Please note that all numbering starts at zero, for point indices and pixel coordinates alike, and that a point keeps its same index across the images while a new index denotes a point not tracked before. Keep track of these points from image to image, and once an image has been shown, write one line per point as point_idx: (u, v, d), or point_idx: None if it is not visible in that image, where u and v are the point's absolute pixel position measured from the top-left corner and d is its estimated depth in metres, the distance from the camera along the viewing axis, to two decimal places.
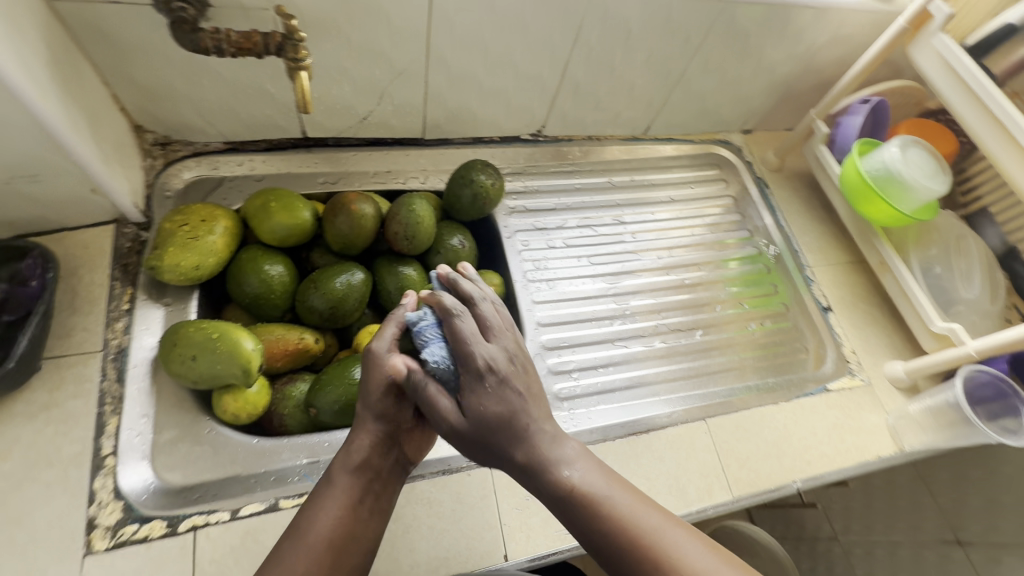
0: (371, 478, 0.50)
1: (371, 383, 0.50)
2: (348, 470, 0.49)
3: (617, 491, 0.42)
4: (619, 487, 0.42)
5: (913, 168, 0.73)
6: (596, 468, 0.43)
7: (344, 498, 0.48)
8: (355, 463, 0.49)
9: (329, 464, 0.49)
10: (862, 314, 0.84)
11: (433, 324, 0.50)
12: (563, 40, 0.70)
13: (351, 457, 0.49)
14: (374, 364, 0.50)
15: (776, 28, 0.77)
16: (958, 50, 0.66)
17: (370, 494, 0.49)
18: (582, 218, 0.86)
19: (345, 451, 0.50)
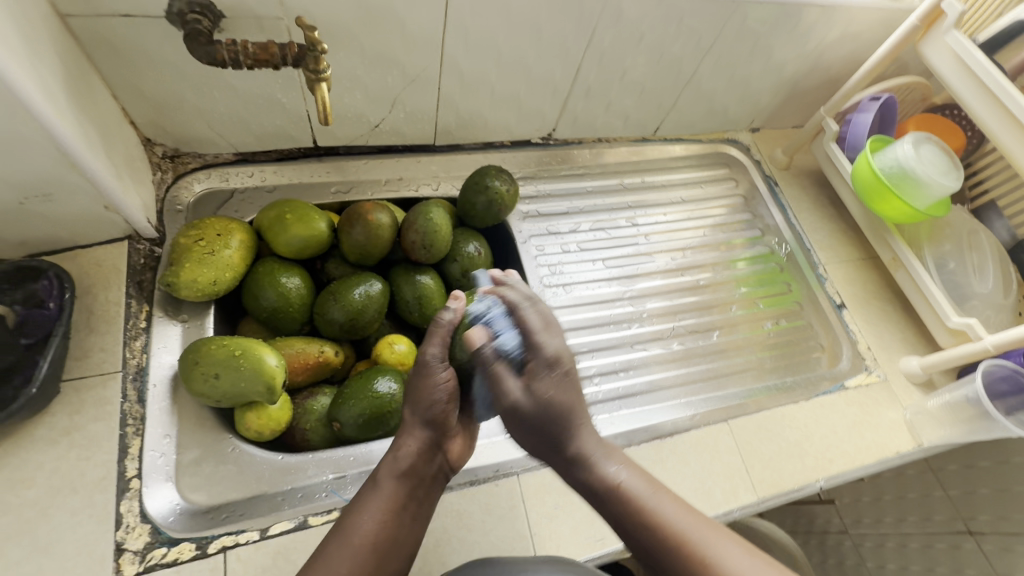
0: (415, 485, 0.51)
1: (421, 388, 0.52)
2: (394, 476, 0.50)
3: (643, 484, 0.47)
4: (645, 483, 0.47)
5: (926, 165, 0.73)
6: (624, 462, 0.48)
7: (389, 502, 0.49)
8: (402, 469, 0.50)
9: (377, 466, 0.50)
10: (877, 310, 0.84)
11: (501, 316, 0.53)
12: (577, 44, 0.70)
13: (397, 463, 0.50)
14: (423, 369, 0.52)
15: (787, 27, 0.77)
16: (971, 45, 0.66)
17: (413, 501, 0.50)
18: (595, 221, 0.85)
19: (391, 456, 0.51)
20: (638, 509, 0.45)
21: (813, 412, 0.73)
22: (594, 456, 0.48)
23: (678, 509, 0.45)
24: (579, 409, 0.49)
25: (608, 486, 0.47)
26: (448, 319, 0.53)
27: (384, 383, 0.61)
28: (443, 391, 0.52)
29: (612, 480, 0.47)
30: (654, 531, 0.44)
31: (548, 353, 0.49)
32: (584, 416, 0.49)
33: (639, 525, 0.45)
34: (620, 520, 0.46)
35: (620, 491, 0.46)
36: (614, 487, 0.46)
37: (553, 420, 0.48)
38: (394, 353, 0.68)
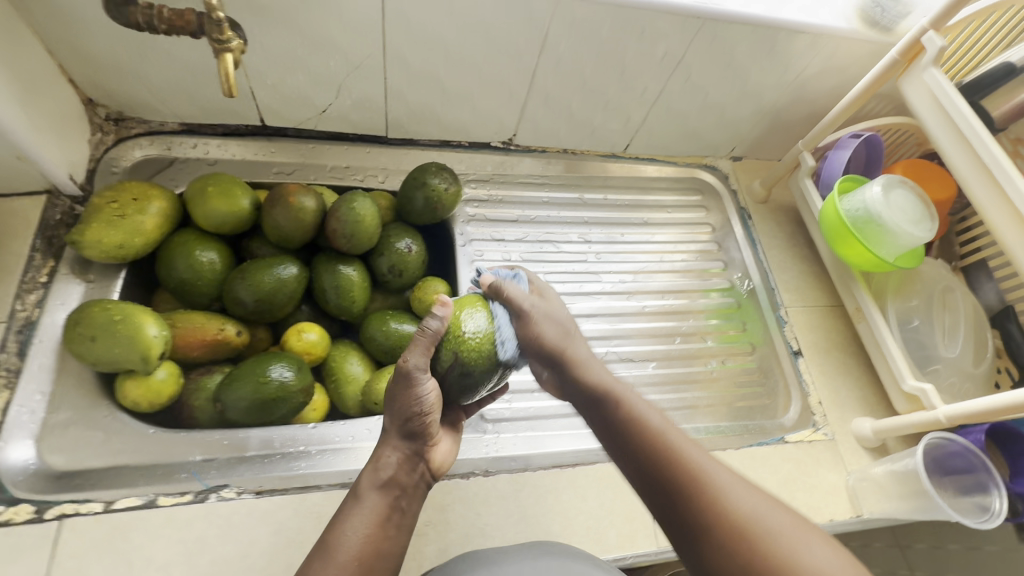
0: (399, 496, 0.47)
1: (399, 398, 0.46)
2: (376, 487, 0.46)
3: (648, 407, 0.48)
4: (652, 409, 0.48)
5: (896, 212, 0.67)
6: (635, 392, 0.49)
7: (374, 516, 0.45)
8: (383, 480, 0.46)
9: (356, 479, 0.46)
10: (834, 363, 0.78)
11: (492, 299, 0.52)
12: (529, 45, 0.68)
13: (378, 474, 0.46)
14: (408, 381, 0.45)
15: (761, 51, 0.73)
16: (952, 90, 0.60)
17: (398, 511, 0.46)
18: (545, 233, 0.82)
19: (371, 467, 0.47)
20: (641, 427, 0.46)
21: (740, 463, 0.68)
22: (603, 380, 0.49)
23: (684, 438, 0.45)
24: (574, 329, 0.53)
25: (615, 405, 0.48)
26: (435, 327, 0.45)
27: (278, 369, 0.58)
28: (424, 401, 0.46)
29: (614, 394, 0.48)
30: (652, 442, 0.45)
31: (544, 306, 0.52)
32: (583, 345, 0.52)
33: (642, 441, 0.45)
34: (622, 433, 0.46)
35: (628, 415, 0.47)
36: (618, 399, 0.48)
37: (555, 341, 0.51)
38: (302, 340, 0.66)
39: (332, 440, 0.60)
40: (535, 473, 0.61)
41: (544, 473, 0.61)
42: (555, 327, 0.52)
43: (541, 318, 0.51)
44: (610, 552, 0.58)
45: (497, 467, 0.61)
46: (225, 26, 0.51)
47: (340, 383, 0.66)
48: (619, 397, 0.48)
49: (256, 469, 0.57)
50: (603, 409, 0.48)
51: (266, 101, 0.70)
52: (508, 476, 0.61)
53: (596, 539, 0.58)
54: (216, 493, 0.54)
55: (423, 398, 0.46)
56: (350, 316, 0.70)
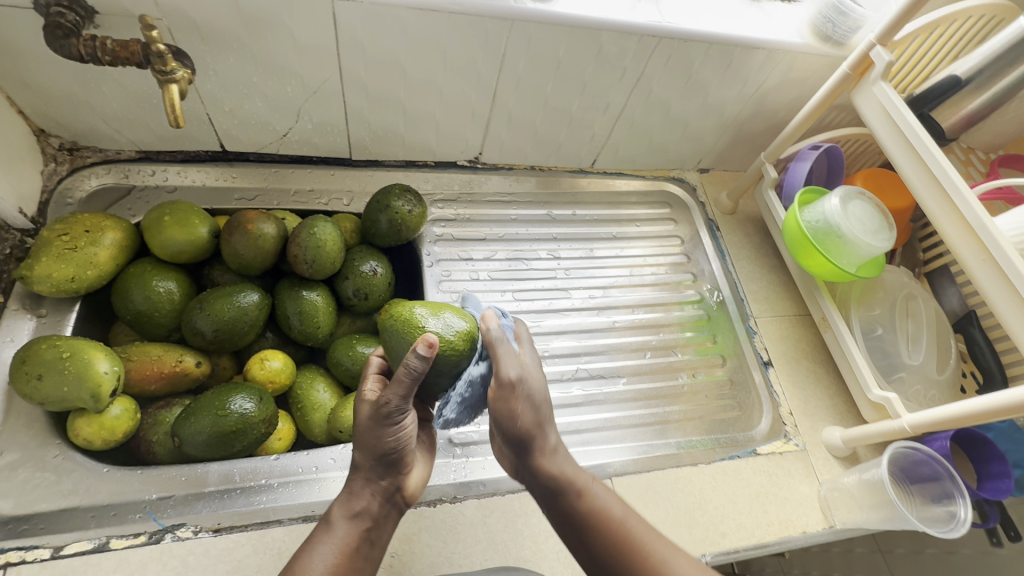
0: (369, 527, 0.45)
1: (369, 431, 0.45)
2: (349, 516, 0.44)
3: (613, 499, 0.46)
4: (613, 496, 0.46)
5: (854, 222, 0.67)
6: (592, 478, 0.47)
7: (345, 546, 0.43)
8: (356, 509, 0.45)
9: (330, 505, 0.45)
10: (803, 371, 0.79)
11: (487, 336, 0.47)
12: (487, 66, 0.68)
13: (351, 502, 0.45)
14: (375, 419, 0.44)
15: (720, 66, 0.74)
16: (901, 102, 0.61)
17: (368, 544, 0.45)
18: (512, 250, 0.82)
19: (345, 494, 0.46)
20: (601, 522, 0.44)
21: (712, 478, 0.67)
22: (568, 475, 0.45)
23: (646, 527, 0.44)
24: (547, 413, 0.47)
25: (577, 498, 0.45)
26: (416, 369, 0.41)
27: (239, 401, 0.56)
28: (400, 437, 0.46)
29: (576, 492, 0.45)
30: (610, 537, 0.43)
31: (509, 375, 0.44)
32: (552, 428, 0.48)
33: (604, 537, 0.43)
34: (580, 522, 0.44)
35: (591, 510, 0.44)
36: (584, 490, 0.45)
37: (528, 429, 0.45)
38: (265, 369, 0.64)
39: (294, 472, 0.59)
40: (504, 498, 0.61)
41: (513, 498, 0.61)
42: (533, 410, 0.46)
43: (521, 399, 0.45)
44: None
45: (466, 494, 0.60)
46: (169, 58, 0.52)
47: (306, 411, 0.65)
48: (586, 486, 0.45)
49: (214, 505, 0.56)
50: (561, 502, 0.45)
51: (224, 127, 0.69)
52: (476, 502, 0.60)
53: (566, 563, 0.58)
54: (172, 533, 0.53)
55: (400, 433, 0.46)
56: (315, 342, 0.69)
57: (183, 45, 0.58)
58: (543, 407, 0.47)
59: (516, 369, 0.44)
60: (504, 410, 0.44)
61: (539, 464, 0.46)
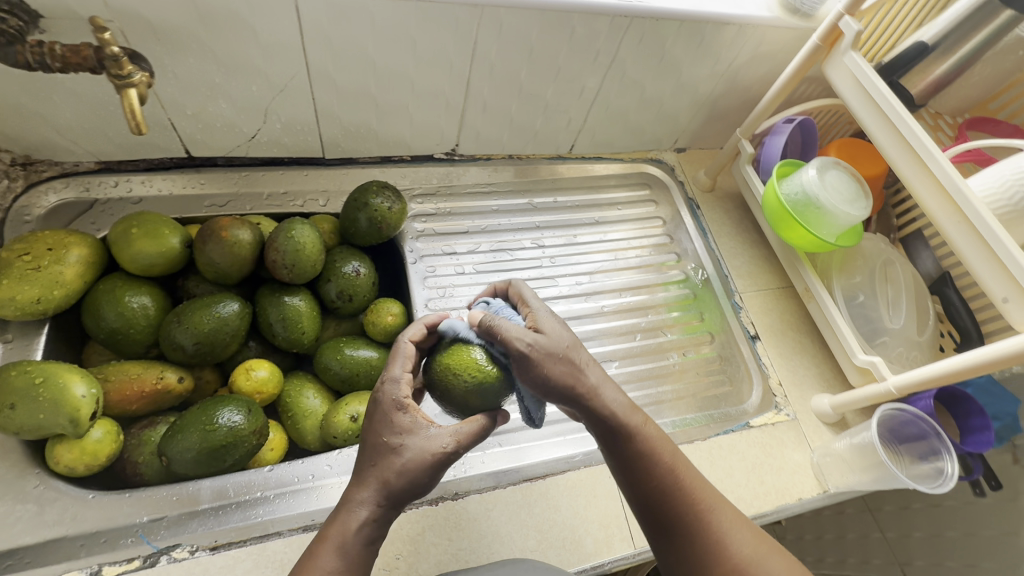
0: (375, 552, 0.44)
1: (416, 466, 0.43)
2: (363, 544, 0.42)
3: (660, 437, 0.48)
4: (662, 436, 0.48)
5: (831, 192, 0.68)
6: (642, 417, 0.48)
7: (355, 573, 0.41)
8: (369, 537, 0.42)
9: (334, 528, 0.41)
10: (790, 342, 0.80)
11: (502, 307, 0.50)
12: (458, 55, 0.67)
13: (366, 532, 0.42)
14: (429, 456, 0.43)
15: (693, 44, 0.73)
16: (871, 70, 0.61)
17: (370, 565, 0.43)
18: (496, 242, 0.81)
19: (357, 520, 0.42)
20: (657, 465, 0.46)
21: (709, 453, 0.68)
22: (623, 416, 0.46)
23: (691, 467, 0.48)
24: (580, 355, 0.46)
25: (632, 441, 0.46)
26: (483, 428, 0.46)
27: (227, 414, 0.55)
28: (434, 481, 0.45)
29: (632, 431, 0.46)
30: (664, 480, 0.46)
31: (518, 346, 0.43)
32: (593, 369, 0.47)
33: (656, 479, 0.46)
34: (634, 464, 0.46)
35: (646, 452, 0.46)
36: (636, 432, 0.46)
37: (566, 379, 0.44)
38: (251, 380, 0.63)
39: (291, 482, 0.58)
40: (505, 491, 0.60)
41: (515, 489, 0.61)
42: (562, 361, 0.45)
43: (545, 356, 0.44)
44: (587, 560, 0.58)
45: (466, 488, 0.60)
46: (124, 61, 0.49)
47: (297, 419, 0.64)
48: (639, 429, 0.46)
49: (210, 522, 0.54)
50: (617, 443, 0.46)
51: (188, 131, 0.66)
52: (478, 497, 0.60)
53: (573, 550, 0.58)
54: (168, 555, 0.52)
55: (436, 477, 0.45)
56: (301, 348, 0.68)
57: (138, 47, 0.56)
58: (572, 351, 0.46)
59: (527, 338, 0.44)
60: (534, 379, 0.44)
61: (592, 407, 0.45)
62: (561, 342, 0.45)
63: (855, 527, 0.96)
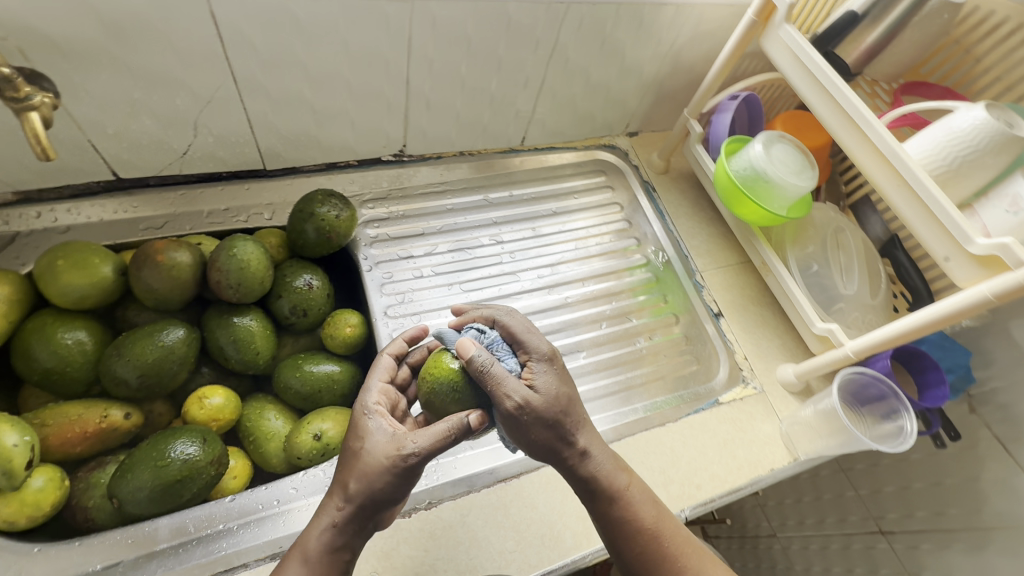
0: (347, 559, 0.45)
1: (375, 471, 0.44)
2: (324, 552, 0.44)
3: (646, 499, 0.49)
4: (648, 498, 0.49)
5: (777, 165, 0.69)
6: (631, 481, 0.49)
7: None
8: (331, 546, 0.44)
9: (298, 539, 0.44)
10: (752, 316, 0.81)
11: (498, 344, 0.48)
12: (394, 54, 0.64)
13: (330, 539, 0.44)
14: (386, 460, 0.44)
15: (632, 27, 0.73)
16: (805, 41, 0.62)
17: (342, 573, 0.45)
18: (454, 241, 0.80)
19: (318, 527, 0.44)
20: (640, 527, 0.48)
21: (681, 434, 0.69)
22: (610, 478, 0.48)
23: (674, 529, 0.49)
24: (572, 416, 0.46)
25: (615, 503, 0.48)
26: (460, 429, 0.45)
27: (180, 446, 0.52)
28: (399, 487, 0.45)
29: (616, 489, 0.48)
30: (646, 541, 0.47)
31: (510, 407, 0.43)
32: (583, 429, 0.48)
33: (638, 541, 0.47)
34: (619, 526, 0.47)
35: (629, 514, 0.47)
36: (622, 493, 0.48)
37: (553, 443, 0.45)
38: (205, 408, 0.60)
39: (254, 509, 0.56)
40: (480, 494, 0.59)
41: (489, 492, 0.60)
42: (546, 428, 0.45)
43: (536, 422, 0.44)
44: (568, 555, 0.57)
45: (440, 496, 0.59)
46: (21, 82, 0.46)
47: (259, 443, 0.61)
48: (622, 493, 0.48)
49: (170, 563, 0.52)
50: (600, 503, 0.48)
51: (112, 152, 0.63)
52: (452, 504, 0.58)
53: (552, 545, 0.58)
54: None
55: (398, 483, 0.44)
56: (257, 369, 0.65)
57: (42, 65, 0.52)
58: (564, 414, 0.46)
59: (519, 396, 0.43)
60: (521, 436, 0.45)
61: (577, 471, 0.47)
62: (554, 405, 0.45)
63: (831, 488, 0.99)
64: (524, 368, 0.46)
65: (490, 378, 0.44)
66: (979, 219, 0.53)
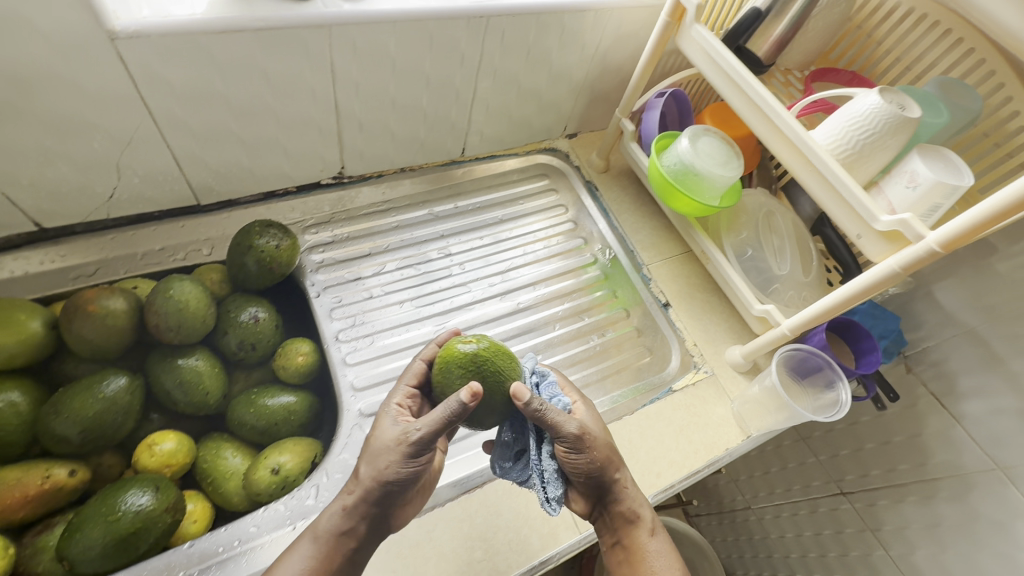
0: (352, 546, 0.50)
1: (381, 450, 0.49)
2: (333, 531, 0.50)
3: (668, 550, 0.55)
4: (672, 551, 0.55)
5: (704, 158, 0.72)
6: (661, 531, 0.56)
7: (323, 559, 0.49)
8: (341, 527, 0.50)
9: (320, 517, 0.51)
10: (699, 303, 0.84)
11: (548, 385, 0.57)
12: (319, 80, 0.64)
13: (340, 520, 0.50)
14: (392, 442, 0.49)
15: (554, 35, 0.75)
16: (714, 39, 0.65)
17: (346, 562, 0.50)
18: (402, 258, 0.80)
19: (335, 506, 0.51)
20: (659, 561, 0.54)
21: (639, 426, 0.71)
22: (643, 516, 0.56)
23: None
24: (616, 457, 0.55)
25: (643, 535, 0.55)
26: (456, 412, 0.45)
27: (132, 498, 0.51)
28: (409, 467, 0.49)
29: (646, 526, 0.55)
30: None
31: (571, 432, 0.50)
32: (625, 472, 0.57)
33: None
34: (641, 554, 0.54)
35: (653, 546, 0.54)
36: (650, 529, 0.55)
37: (603, 464, 0.53)
38: (156, 454, 0.58)
39: (214, 553, 0.56)
40: (444, 509, 0.60)
41: (453, 505, 0.60)
42: (601, 449, 0.53)
43: (592, 445, 0.52)
44: (535, 557, 0.59)
45: None
46: None
47: (218, 482, 0.60)
48: (652, 528, 0.56)
49: None
50: (629, 533, 0.55)
51: (31, 203, 0.60)
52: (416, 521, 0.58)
53: (520, 550, 0.59)
54: None
55: (404, 466, 0.49)
56: (208, 408, 0.64)
57: None
58: (611, 451, 0.55)
59: (577, 426, 0.51)
60: (572, 458, 0.52)
61: (616, 496, 0.55)
62: (604, 435, 0.55)
63: (794, 456, 1.04)
64: (574, 408, 0.56)
65: (550, 414, 0.49)
66: (882, 196, 0.57)
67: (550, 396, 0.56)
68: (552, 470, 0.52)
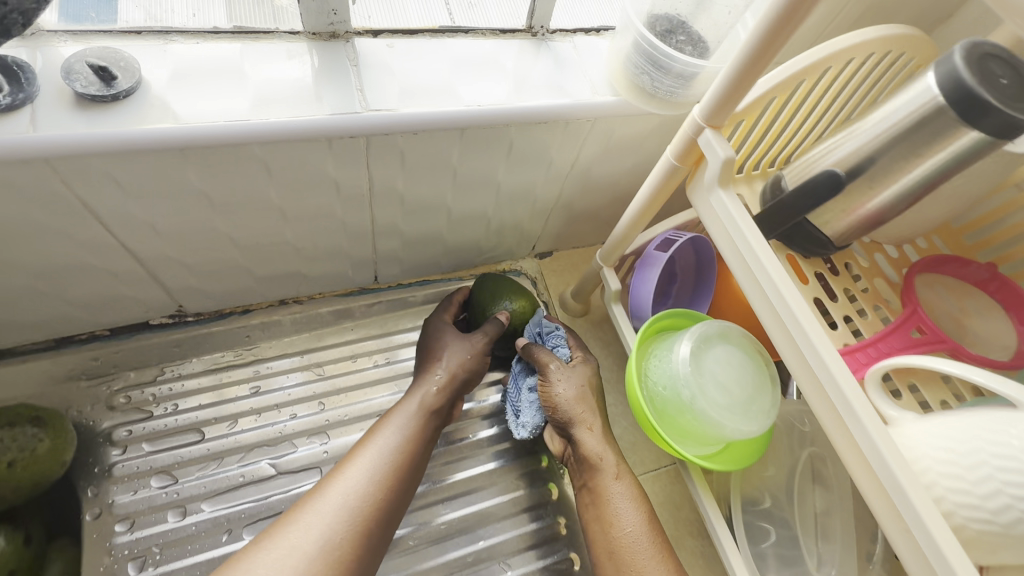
0: (433, 428, 0.48)
1: (463, 341, 0.52)
2: (419, 411, 0.47)
3: (637, 499, 0.46)
4: (636, 504, 0.46)
5: (713, 391, 0.43)
6: (632, 483, 0.48)
7: (413, 434, 0.46)
8: (429, 405, 0.48)
9: (405, 398, 0.49)
10: (684, 558, 0.55)
11: (557, 334, 0.54)
12: (73, 222, 0.39)
13: (425, 400, 0.48)
14: (471, 339, 0.52)
15: (499, 152, 0.47)
16: (750, 232, 0.36)
17: (428, 441, 0.47)
18: (248, 449, 0.53)
19: (415, 394, 0.49)
20: (613, 512, 0.46)
21: None
22: (616, 457, 0.48)
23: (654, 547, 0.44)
24: (592, 397, 0.51)
25: (606, 480, 0.47)
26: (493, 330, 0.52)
27: None
28: (477, 364, 0.51)
29: (612, 472, 0.47)
30: (614, 535, 0.45)
31: (547, 364, 0.50)
32: (606, 421, 0.50)
33: (607, 531, 0.45)
34: (605, 500, 0.47)
35: (617, 496, 0.46)
36: (614, 475, 0.47)
37: (573, 401, 0.49)
38: None
39: None
40: None
41: None
42: (574, 388, 0.50)
43: (562, 380, 0.50)
44: None
45: None
46: None
47: None
48: (614, 475, 0.47)
49: None
50: (591, 477, 0.48)
51: None
52: None
53: None
54: None
55: (473, 365, 0.51)
56: None
57: None
58: (586, 391, 0.51)
59: (554, 362, 0.50)
60: (546, 393, 0.50)
61: (576, 434, 0.49)
62: (583, 378, 0.51)
63: None
64: (572, 356, 0.53)
65: (536, 352, 0.51)
66: None
67: (556, 344, 0.54)
68: (530, 399, 0.52)
